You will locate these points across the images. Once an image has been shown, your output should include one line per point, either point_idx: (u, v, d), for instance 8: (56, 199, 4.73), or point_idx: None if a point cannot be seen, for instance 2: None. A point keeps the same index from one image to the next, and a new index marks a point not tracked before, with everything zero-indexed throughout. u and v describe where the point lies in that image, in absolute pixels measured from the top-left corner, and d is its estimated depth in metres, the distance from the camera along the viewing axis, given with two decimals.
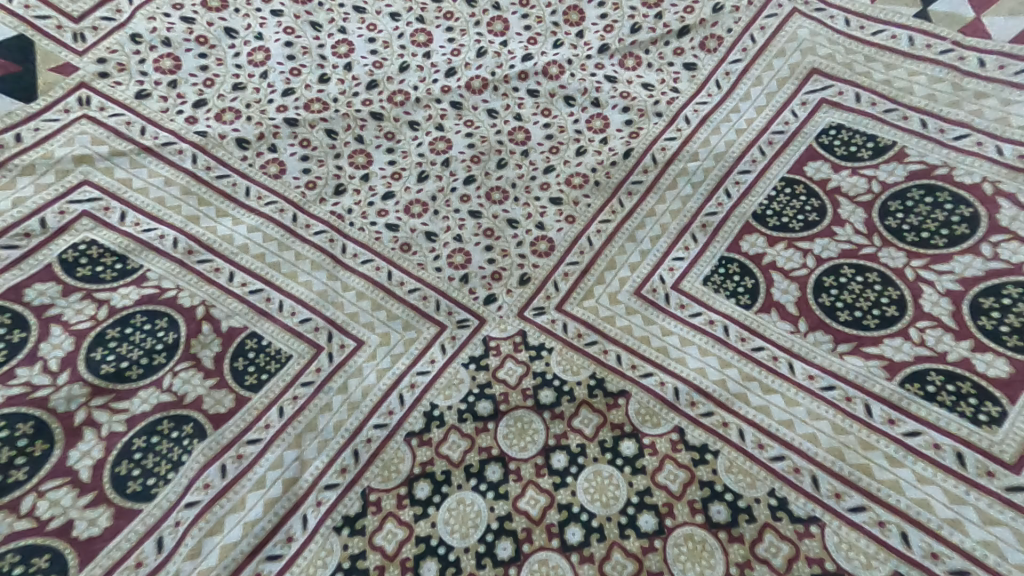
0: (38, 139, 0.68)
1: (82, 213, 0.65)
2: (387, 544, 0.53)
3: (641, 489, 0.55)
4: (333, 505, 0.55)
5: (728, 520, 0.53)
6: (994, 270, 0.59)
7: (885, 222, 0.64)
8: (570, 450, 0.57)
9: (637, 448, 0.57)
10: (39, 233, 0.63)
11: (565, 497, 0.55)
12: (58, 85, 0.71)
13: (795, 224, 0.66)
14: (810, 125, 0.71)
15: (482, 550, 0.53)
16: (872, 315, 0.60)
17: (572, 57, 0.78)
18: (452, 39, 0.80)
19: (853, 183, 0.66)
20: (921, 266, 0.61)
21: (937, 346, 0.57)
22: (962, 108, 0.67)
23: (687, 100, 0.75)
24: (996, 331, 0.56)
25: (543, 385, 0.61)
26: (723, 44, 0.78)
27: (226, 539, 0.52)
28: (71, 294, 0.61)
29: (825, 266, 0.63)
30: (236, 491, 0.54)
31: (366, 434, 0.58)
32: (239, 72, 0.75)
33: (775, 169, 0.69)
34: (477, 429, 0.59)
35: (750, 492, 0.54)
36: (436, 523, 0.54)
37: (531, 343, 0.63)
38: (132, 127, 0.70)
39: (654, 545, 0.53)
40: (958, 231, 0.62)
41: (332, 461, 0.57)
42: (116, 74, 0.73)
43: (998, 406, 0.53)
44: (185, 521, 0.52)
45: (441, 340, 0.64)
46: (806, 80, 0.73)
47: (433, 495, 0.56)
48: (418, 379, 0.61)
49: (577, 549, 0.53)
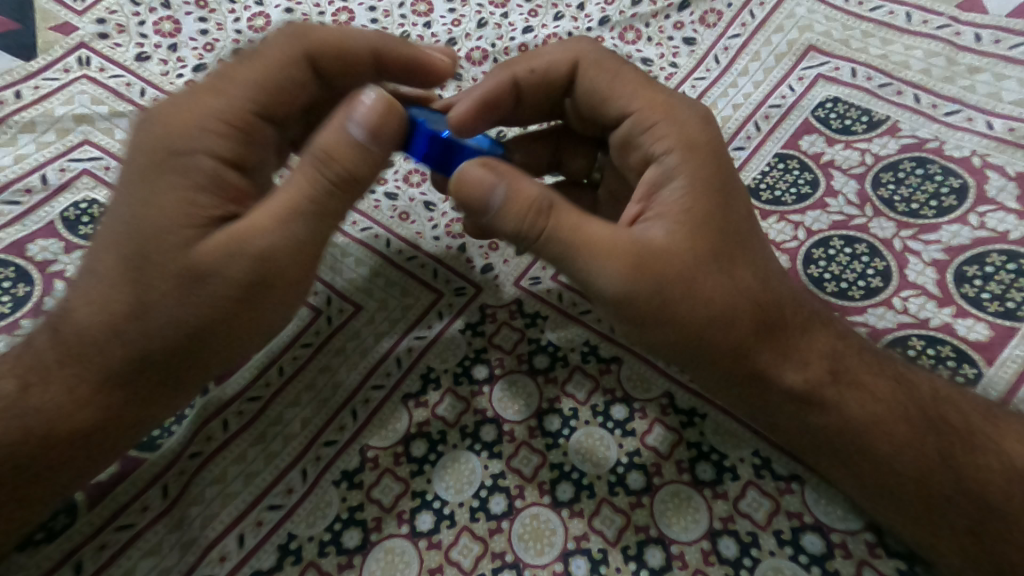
0: (38, 97, 0.68)
1: (83, 171, 0.66)
2: (384, 497, 0.56)
3: (631, 450, 0.57)
4: (332, 461, 0.57)
5: (714, 478, 0.56)
6: (980, 238, 0.61)
7: (877, 193, 0.65)
8: (563, 413, 0.59)
9: (628, 411, 0.59)
10: (40, 189, 0.64)
11: (557, 457, 0.57)
12: (58, 44, 0.71)
13: (788, 198, 0.66)
14: (806, 98, 0.71)
15: (476, 505, 0.56)
16: (858, 286, 0.61)
17: (573, 29, 0.78)
18: (453, 10, 0.80)
19: (846, 157, 0.67)
20: (910, 236, 0.62)
21: (919, 313, 0.59)
22: (955, 84, 0.68)
23: (686, 74, 0.74)
24: (978, 298, 0.58)
25: (537, 350, 0.62)
26: (722, 19, 0.78)
27: (229, 488, 0.56)
28: (74, 252, 0.62)
29: (816, 238, 0.64)
30: (239, 443, 0.57)
31: (364, 395, 0.60)
32: (239, 36, 0.75)
33: (769, 146, 0.69)
34: (473, 391, 0.61)
35: (736, 453, 0.56)
36: (432, 479, 0.57)
37: (526, 311, 0.65)
38: (132, 88, 0.70)
39: (642, 502, 0.55)
40: (946, 202, 0.63)
41: (331, 419, 0.59)
42: (117, 36, 0.73)
43: (974, 367, 0.56)
44: (189, 470, 0.56)
45: (439, 307, 0.65)
46: (801, 57, 0.74)
47: (429, 452, 0.58)
48: (415, 344, 0.63)
49: (567, 504, 0.56)
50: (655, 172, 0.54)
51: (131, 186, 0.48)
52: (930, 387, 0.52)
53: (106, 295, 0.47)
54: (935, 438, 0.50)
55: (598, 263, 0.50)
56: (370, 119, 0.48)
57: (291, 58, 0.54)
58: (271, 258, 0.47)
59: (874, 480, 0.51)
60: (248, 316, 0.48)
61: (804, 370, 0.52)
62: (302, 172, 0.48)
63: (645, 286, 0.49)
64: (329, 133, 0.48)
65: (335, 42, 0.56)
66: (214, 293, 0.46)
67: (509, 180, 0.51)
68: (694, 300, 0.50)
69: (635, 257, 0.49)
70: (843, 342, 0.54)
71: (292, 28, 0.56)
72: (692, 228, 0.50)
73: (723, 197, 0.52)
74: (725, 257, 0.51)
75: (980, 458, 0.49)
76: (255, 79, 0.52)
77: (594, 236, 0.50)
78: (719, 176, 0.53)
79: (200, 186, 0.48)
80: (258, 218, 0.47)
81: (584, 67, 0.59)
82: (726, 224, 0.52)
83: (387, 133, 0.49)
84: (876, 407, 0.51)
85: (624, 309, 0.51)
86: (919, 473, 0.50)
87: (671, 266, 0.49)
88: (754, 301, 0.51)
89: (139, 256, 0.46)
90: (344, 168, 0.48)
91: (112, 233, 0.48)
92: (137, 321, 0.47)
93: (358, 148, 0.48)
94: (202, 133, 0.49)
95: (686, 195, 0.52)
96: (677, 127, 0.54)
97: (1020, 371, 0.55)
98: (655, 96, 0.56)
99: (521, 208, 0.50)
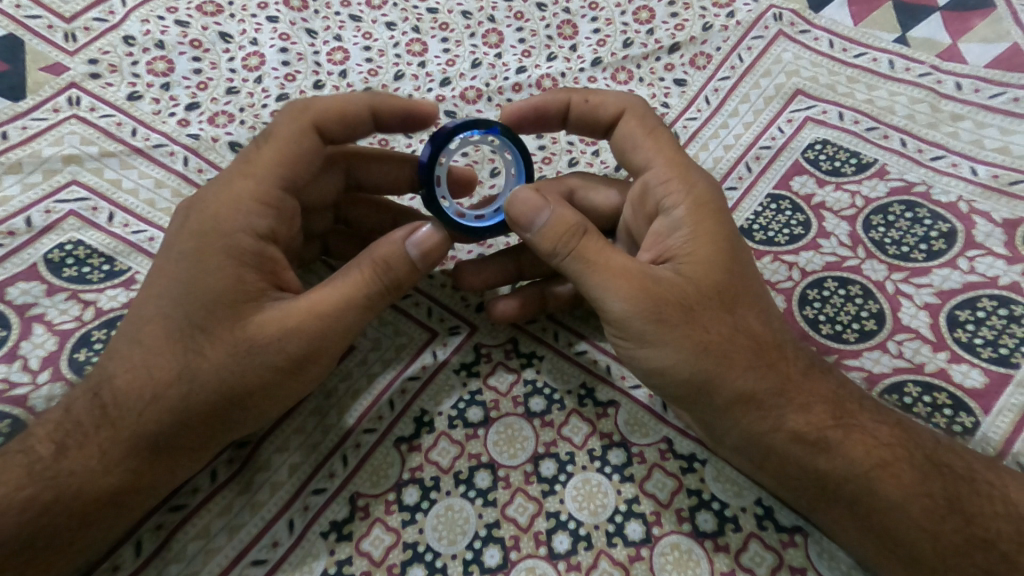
0: (26, 137, 0.68)
1: (69, 212, 0.65)
2: (374, 549, 0.54)
3: (629, 497, 0.56)
4: (321, 511, 0.55)
5: (715, 529, 0.54)
6: (971, 283, 0.62)
7: (869, 235, 0.66)
8: (559, 458, 0.58)
9: (626, 456, 0.58)
10: (24, 232, 0.63)
11: (554, 505, 0.56)
12: (48, 85, 0.71)
13: (781, 238, 0.67)
14: (796, 140, 0.72)
15: (470, 557, 0.54)
16: (852, 329, 0.61)
17: (566, 70, 0.79)
18: (447, 50, 0.79)
19: (837, 198, 0.68)
20: (902, 279, 0.63)
21: (915, 357, 0.59)
22: (939, 130, 0.70)
23: (676, 115, 0.75)
24: (971, 343, 0.59)
25: (533, 393, 0.61)
26: (711, 62, 0.79)
27: (211, 543, 0.53)
28: (56, 294, 0.61)
29: (810, 279, 0.64)
30: (224, 494, 0.55)
31: (356, 439, 0.58)
32: (233, 76, 0.75)
33: (761, 186, 0.70)
34: (468, 435, 0.59)
35: (737, 502, 0.55)
36: (424, 529, 0.55)
37: (522, 351, 0.63)
38: (123, 128, 0.70)
39: (642, 554, 0.54)
40: (936, 245, 0.64)
41: (320, 466, 0.57)
42: (109, 75, 0.73)
43: (971, 416, 0.56)
44: (169, 525, 0.53)
45: (433, 346, 0.63)
46: (790, 100, 0.75)
47: (422, 501, 0.56)
48: (409, 385, 0.61)
49: (563, 557, 0.54)
50: (665, 221, 0.55)
51: (178, 264, 0.50)
52: (932, 438, 0.52)
53: (154, 361, 0.49)
54: (942, 485, 0.49)
55: (611, 290, 0.50)
56: (425, 243, 0.53)
57: (299, 131, 0.54)
58: (321, 337, 0.50)
59: (885, 529, 0.49)
60: (289, 386, 0.51)
61: (809, 412, 0.51)
62: (355, 276, 0.51)
63: (650, 317, 0.50)
64: (387, 246, 0.52)
65: (335, 109, 0.56)
66: (266, 361, 0.49)
67: (554, 206, 0.51)
68: (701, 334, 0.50)
69: (643, 286, 0.50)
70: (843, 390, 0.53)
71: (292, 105, 0.56)
72: (697, 267, 0.52)
73: (728, 234, 0.54)
74: (729, 298, 0.52)
75: (993, 513, 0.49)
76: (272, 158, 0.54)
77: (613, 264, 0.50)
78: (725, 223, 0.54)
79: (245, 264, 0.50)
80: (313, 302, 0.50)
81: (627, 119, 0.59)
82: (730, 265, 0.53)
83: (434, 256, 0.54)
84: (880, 452, 0.50)
85: (628, 335, 0.51)
86: (935, 531, 0.48)
87: (677, 301, 0.50)
88: (754, 337, 0.52)
89: (191, 328, 0.49)
90: (394, 275, 0.52)
91: (159, 306, 0.50)
92: (185, 386, 0.48)
93: (409, 264, 0.52)
94: (241, 215, 0.51)
95: (694, 239, 0.53)
96: (690, 183, 0.55)
97: (1017, 420, 0.55)
98: (673, 152, 0.57)
99: (556, 236, 0.51)
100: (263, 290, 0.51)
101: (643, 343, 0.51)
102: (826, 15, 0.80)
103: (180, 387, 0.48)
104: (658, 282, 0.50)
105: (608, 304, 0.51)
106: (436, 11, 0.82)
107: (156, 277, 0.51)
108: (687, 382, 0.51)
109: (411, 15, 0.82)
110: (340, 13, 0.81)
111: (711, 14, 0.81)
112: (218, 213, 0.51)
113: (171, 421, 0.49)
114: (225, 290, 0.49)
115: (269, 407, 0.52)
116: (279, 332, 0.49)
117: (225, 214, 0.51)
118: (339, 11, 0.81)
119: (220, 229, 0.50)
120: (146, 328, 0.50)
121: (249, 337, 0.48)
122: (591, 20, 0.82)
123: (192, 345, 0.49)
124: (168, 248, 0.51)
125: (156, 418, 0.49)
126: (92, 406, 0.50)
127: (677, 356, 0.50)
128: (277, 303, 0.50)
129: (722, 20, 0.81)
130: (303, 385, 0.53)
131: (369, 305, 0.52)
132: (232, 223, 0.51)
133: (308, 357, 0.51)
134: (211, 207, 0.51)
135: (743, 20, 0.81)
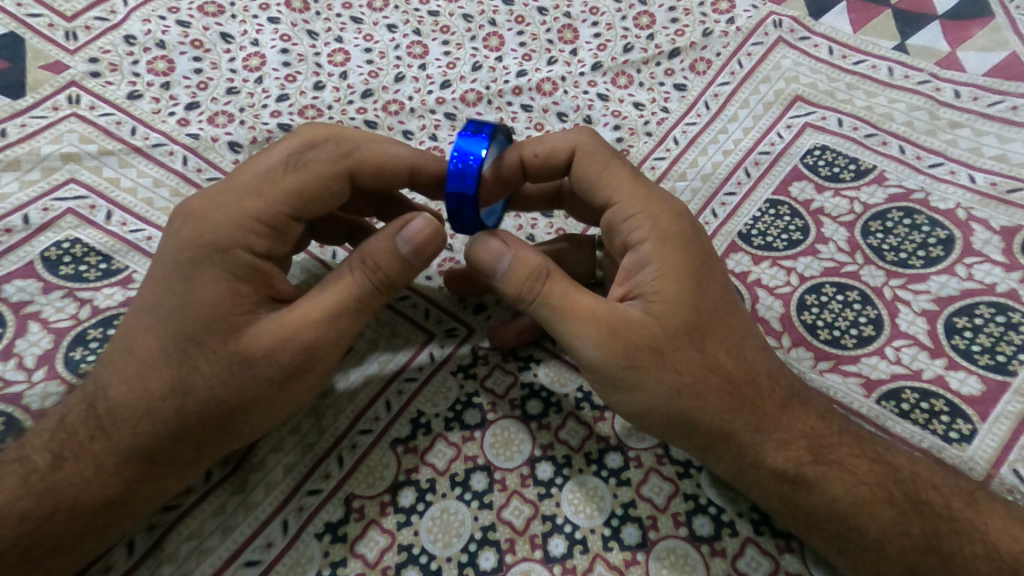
0: (25, 135, 0.68)
1: (67, 210, 0.65)
2: (369, 551, 0.54)
3: (626, 502, 0.56)
4: (316, 512, 0.55)
5: (712, 534, 0.54)
6: (968, 290, 0.62)
7: (867, 241, 0.66)
8: (555, 461, 0.58)
9: (622, 460, 0.57)
10: (21, 229, 0.63)
11: (549, 509, 0.55)
12: (48, 83, 0.71)
13: (780, 243, 0.67)
14: (795, 146, 0.73)
15: (465, 560, 0.53)
16: (850, 335, 0.61)
17: (566, 74, 0.79)
18: (448, 53, 0.80)
19: (836, 205, 0.68)
20: (900, 286, 0.63)
21: (913, 363, 0.59)
22: (938, 138, 0.71)
23: (675, 120, 0.75)
24: (969, 350, 0.59)
25: (530, 395, 0.61)
26: (711, 68, 0.79)
27: (204, 544, 0.53)
28: (52, 292, 0.61)
29: (808, 284, 0.64)
30: (219, 495, 0.54)
31: (352, 440, 0.58)
32: (234, 76, 0.75)
33: (759, 192, 0.70)
34: (464, 437, 0.59)
35: (733, 506, 0.55)
36: (419, 532, 0.54)
37: (519, 354, 0.63)
38: (123, 127, 0.70)
39: (637, 559, 0.53)
40: (935, 252, 0.64)
41: (316, 467, 0.56)
42: (109, 74, 0.73)
43: (969, 423, 0.56)
44: (162, 525, 0.53)
45: (430, 348, 0.63)
46: (790, 106, 0.75)
47: (417, 502, 0.56)
48: (405, 387, 0.61)
49: (559, 560, 0.53)
50: (633, 255, 0.54)
51: (172, 274, 0.49)
52: (911, 471, 0.51)
53: (149, 370, 0.48)
54: (921, 525, 0.49)
55: (582, 334, 0.51)
56: (416, 237, 0.52)
57: (330, 172, 0.54)
58: (312, 351, 0.50)
59: (868, 567, 0.50)
60: (284, 399, 0.51)
61: (785, 449, 0.52)
62: (345, 279, 0.51)
63: (623, 361, 0.50)
64: (379, 244, 0.52)
65: (373, 160, 0.56)
66: (258, 377, 0.48)
67: (514, 250, 0.53)
68: (672, 378, 0.50)
69: (613, 331, 0.50)
70: (823, 422, 0.53)
71: (336, 144, 0.56)
72: (669, 305, 0.51)
73: (697, 268, 0.53)
74: (701, 336, 0.52)
75: (972, 553, 0.48)
76: (292, 185, 0.52)
77: (582, 308, 0.51)
78: (693, 256, 0.54)
79: (239, 278, 0.49)
80: (303, 314, 0.50)
81: (580, 155, 0.58)
82: (700, 301, 0.52)
83: (427, 253, 0.53)
84: (859, 491, 0.50)
85: (602, 379, 0.52)
86: (916, 566, 0.48)
87: (648, 344, 0.50)
88: (726, 376, 0.52)
89: (185, 341, 0.48)
90: (385, 274, 0.52)
91: (153, 315, 0.49)
92: (177, 400, 0.48)
93: (399, 260, 0.52)
94: (239, 230, 0.50)
95: (662, 276, 0.52)
96: (655, 219, 0.55)
97: (1014, 428, 0.55)
98: (636, 185, 0.56)
99: (521, 278, 0.52)
100: (259, 303, 0.50)
101: (616, 388, 0.52)
102: (825, 22, 0.80)
103: (173, 398, 0.48)
104: (628, 326, 0.50)
105: (580, 350, 0.51)
106: (437, 14, 0.82)
107: (151, 283, 0.50)
108: (662, 423, 0.52)
109: (412, 17, 0.82)
110: (342, 14, 0.81)
111: (711, 20, 0.82)
112: (217, 225, 0.50)
113: (161, 435, 0.48)
114: (215, 305, 0.48)
115: (260, 422, 0.51)
116: (271, 344, 0.48)
117: (222, 230, 0.50)
118: (341, 13, 0.81)
119: (212, 237, 0.50)
120: (141, 336, 0.49)
121: (246, 352, 0.48)
122: (592, 25, 0.83)
123: (187, 358, 0.48)
124: (160, 256, 0.50)
125: (146, 431, 0.48)
126: (85, 415, 0.50)
127: (652, 401, 0.51)
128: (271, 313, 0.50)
129: (722, 26, 0.81)
130: (297, 398, 0.52)
131: (358, 307, 0.51)
132: (230, 235, 0.50)
133: (302, 369, 0.50)
134: (211, 217, 0.50)
135: (743, 26, 0.81)
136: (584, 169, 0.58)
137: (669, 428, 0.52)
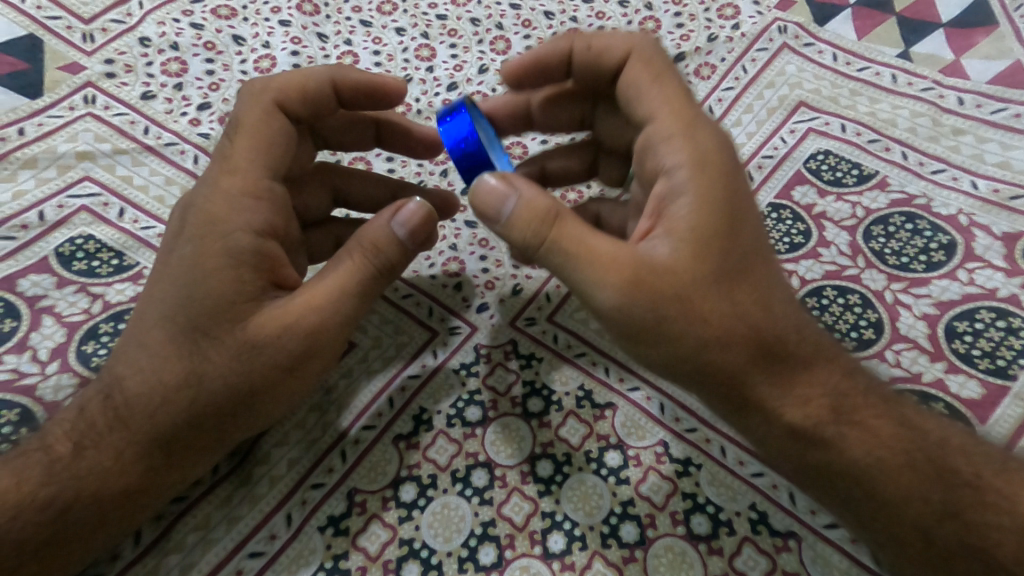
0: (41, 133, 0.69)
1: (81, 207, 0.66)
2: (370, 544, 0.54)
3: (625, 499, 0.56)
4: (319, 505, 0.56)
5: (709, 532, 0.54)
6: (969, 294, 0.62)
7: (869, 245, 0.66)
8: (555, 459, 0.58)
9: (621, 459, 0.58)
10: (36, 225, 0.65)
11: (549, 505, 0.56)
12: (65, 83, 0.73)
13: (781, 246, 0.67)
14: (798, 150, 0.73)
15: (465, 554, 0.54)
16: (850, 338, 0.61)
17: None
18: (455, 56, 0.81)
19: (838, 209, 0.69)
20: (901, 289, 0.63)
21: (913, 367, 0.59)
22: (940, 144, 0.71)
23: None
24: (969, 355, 0.59)
25: (532, 393, 0.62)
26: (716, 72, 0.79)
27: (211, 534, 0.54)
28: (65, 287, 0.62)
29: (809, 287, 0.65)
30: (225, 487, 0.56)
31: (355, 435, 0.59)
32: (245, 78, 0.76)
33: (762, 195, 0.71)
34: (465, 434, 0.59)
35: (732, 506, 0.55)
36: (420, 526, 0.55)
37: (521, 352, 0.64)
38: (136, 126, 0.71)
39: (635, 556, 0.54)
40: (936, 257, 0.65)
41: (319, 461, 0.57)
42: (124, 75, 0.74)
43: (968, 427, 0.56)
44: (171, 516, 0.54)
45: (433, 346, 0.64)
46: (794, 111, 0.76)
47: (419, 497, 0.56)
48: (408, 383, 0.62)
49: (558, 556, 0.54)
50: (667, 184, 0.52)
51: (179, 266, 0.50)
52: (940, 436, 0.50)
53: (162, 363, 0.49)
54: (944, 489, 0.47)
55: (601, 279, 0.48)
56: (411, 220, 0.54)
57: (265, 113, 0.56)
58: (319, 335, 0.51)
59: (885, 527, 0.49)
60: (294, 384, 0.52)
61: (805, 406, 0.50)
62: (347, 263, 0.53)
63: (646, 310, 0.47)
64: (375, 230, 0.53)
65: (296, 86, 0.58)
66: (267, 363, 0.49)
67: (520, 193, 0.50)
68: (700, 317, 0.48)
69: (636, 277, 0.47)
70: (848, 381, 0.52)
71: (252, 86, 0.58)
72: (699, 245, 0.48)
73: (731, 201, 0.50)
74: (730, 283, 0.49)
75: (1000, 525, 0.45)
76: (255, 143, 0.55)
77: (599, 249, 0.48)
78: (728, 190, 0.51)
79: (241, 262, 0.50)
80: (310, 298, 0.50)
81: (634, 63, 0.58)
82: (734, 246, 0.49)
83: (421, 237, 0.55)
84: (881, 456, 0.49)
85: (622, 328, 0.49)
86: (930, 532, 0.47)
87: (674, 290, 0.47)
88: (756, 332, 0.49)
89: (195, 331, 0.49)
90: (386, 260, 0.53)
91: (161, 307, 0.50)
92: (190, 389, 0.49)
93: (398, 245, 0.54)
94: (235, 210, 0.52)
95: (693, 211, 0.49)
96: (691, 143, 0.53)
97: (1012, 432, 0.55)
98: (681, 105, 0.55)
99: (529, 219, 0.49)
100: (263, 288, 0.51)
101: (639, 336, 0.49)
102: (829, 29, 0.81)
103: (185, 388, 0.49)
104: (653, 270, 0.48)
105: (601, 293, 0.48)
106: (445, 18, 0.83)
107: (161, 278, 0.51)
108: (684, 366, 0.50)
109: (421, 21, 0.83)
110: (351, 18, 0.82)
111: (716, 26, 0.82)
112: (223, 216, 0.52)
113: (177, 424, 0.49)
114: (223, 294, 0.49)
115: (270, 410, 0.52)
116: (280, 330, 0.49)
117: (223, 218, 0.52)
118: (351, 17, 0.82)
119: (211, 223, 0.51)
120: (153, 331, 0.50)
121: (253, 338, 0.49)
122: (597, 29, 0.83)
123: (198, 348, 0.49)
124: (168, 250, 0.52)
125: (164, 420, 0.49)
126: (101, 406, 0.51)
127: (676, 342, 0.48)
128: (276, 299, 0.51)
129: (727, 32, 0.82)
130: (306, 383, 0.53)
131: (366, 301, 0.53)
132: (237, 223, 0.52)
133: (311, 353, 0.51)
134: (211, 207, 0.52)
135: (747, 32, 0.82)
136: (631, 85, 0.58)
137: (690, 369, 0.50)
